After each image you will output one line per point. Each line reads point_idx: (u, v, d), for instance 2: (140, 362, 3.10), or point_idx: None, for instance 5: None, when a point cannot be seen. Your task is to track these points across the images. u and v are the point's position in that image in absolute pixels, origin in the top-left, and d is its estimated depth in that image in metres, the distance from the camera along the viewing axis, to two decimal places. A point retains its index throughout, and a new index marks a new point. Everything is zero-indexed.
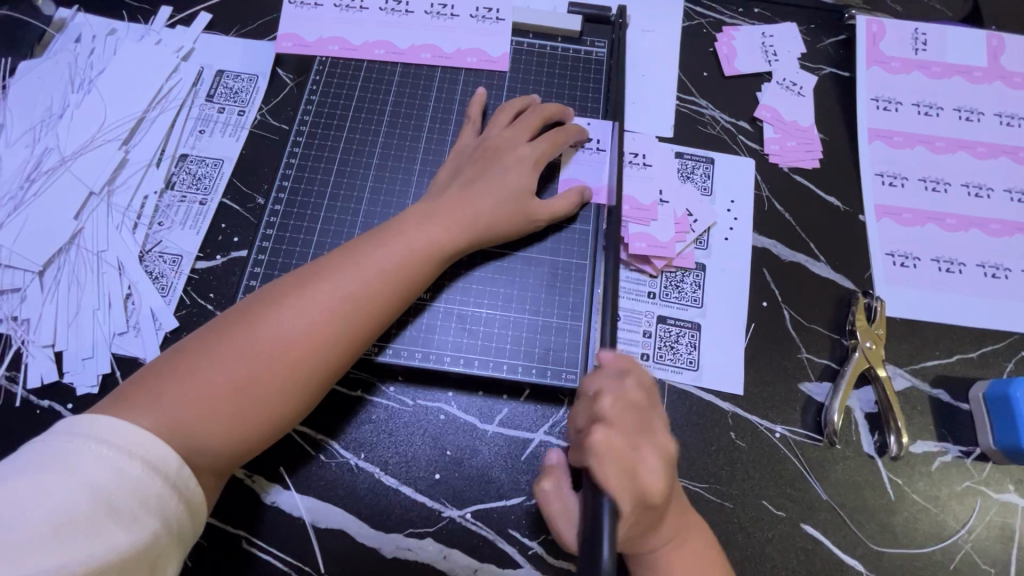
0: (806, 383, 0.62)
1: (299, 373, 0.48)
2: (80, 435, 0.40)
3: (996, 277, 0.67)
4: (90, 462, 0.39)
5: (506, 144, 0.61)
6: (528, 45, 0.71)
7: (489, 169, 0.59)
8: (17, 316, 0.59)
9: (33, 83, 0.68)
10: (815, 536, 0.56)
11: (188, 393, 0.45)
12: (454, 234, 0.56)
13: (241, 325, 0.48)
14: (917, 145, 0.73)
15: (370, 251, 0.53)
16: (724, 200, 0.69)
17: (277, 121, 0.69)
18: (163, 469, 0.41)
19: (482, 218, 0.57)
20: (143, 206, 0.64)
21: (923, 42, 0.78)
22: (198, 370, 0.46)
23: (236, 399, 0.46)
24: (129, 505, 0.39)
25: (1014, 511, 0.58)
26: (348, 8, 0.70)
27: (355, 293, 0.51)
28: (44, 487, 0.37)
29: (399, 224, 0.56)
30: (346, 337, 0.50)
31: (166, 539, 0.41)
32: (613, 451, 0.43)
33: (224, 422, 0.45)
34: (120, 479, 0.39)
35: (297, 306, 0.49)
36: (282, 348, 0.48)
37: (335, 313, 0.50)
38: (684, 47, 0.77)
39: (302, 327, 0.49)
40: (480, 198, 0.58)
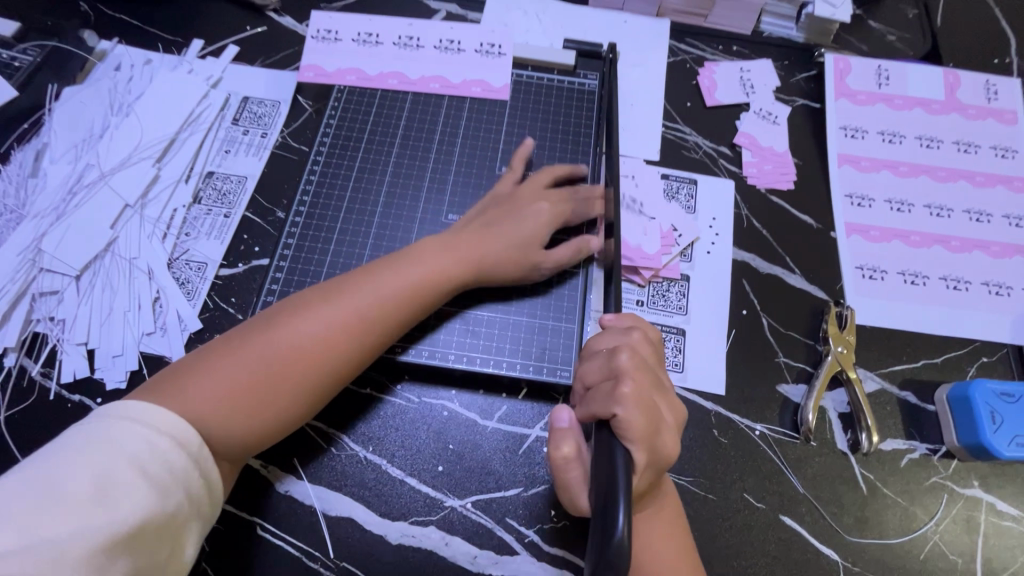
0: (784, 386, 0.67)
1: (312, 379, 0.53)
2: (120, 416, 0.45)
3: (958, 289, 0.73)
4: (128, 438, 0.44)
5: (526, 198, 0.67)
6: (526, 76, 0.78)
7: (506, 217, 0.65)
8: (54, 316, 0.64)
9: (76, 106, 0.74)
10: (793, 527, 0.60)
11: (210, 389, 0.49)
12: (465, 266, 0.61)
13: (263, 331, 0.53)
14: (883, 169, 0.80)
15: (387, 274, 0.58)
16: (707, 217, 0.75)
17: (297, 142, 0.75)
18: (188, 447, 0.46)
19: (494, 255, 0.63)
20: (172, 218, 0.69)
21: (886, 77, 0.86)
22: (220, 369, 0.51)
23: (251, 398, 0.50)
24: (161, 474, 0.44)
25: (979, 505, 0.62)
26: (364, 42, 0.78)
27: (370, 311, 0.56)
28: (90, 457, 0.42)
29: (414, 251, 0.61)
30: (358, 350, 0.55)
31: (186, 510, 0.45)
32: (639, 401, 0.45)
33: (239, 418, 0.50)
34: (153, 452, 0.44)
35: (317, 319, 0.54)
36: (296, 354, 0.52)
37: (351, 327, 0.55)
38: (669, 80, 0.85)
39: (319, 339, 0.53)
40: (493, 239, 0.63)
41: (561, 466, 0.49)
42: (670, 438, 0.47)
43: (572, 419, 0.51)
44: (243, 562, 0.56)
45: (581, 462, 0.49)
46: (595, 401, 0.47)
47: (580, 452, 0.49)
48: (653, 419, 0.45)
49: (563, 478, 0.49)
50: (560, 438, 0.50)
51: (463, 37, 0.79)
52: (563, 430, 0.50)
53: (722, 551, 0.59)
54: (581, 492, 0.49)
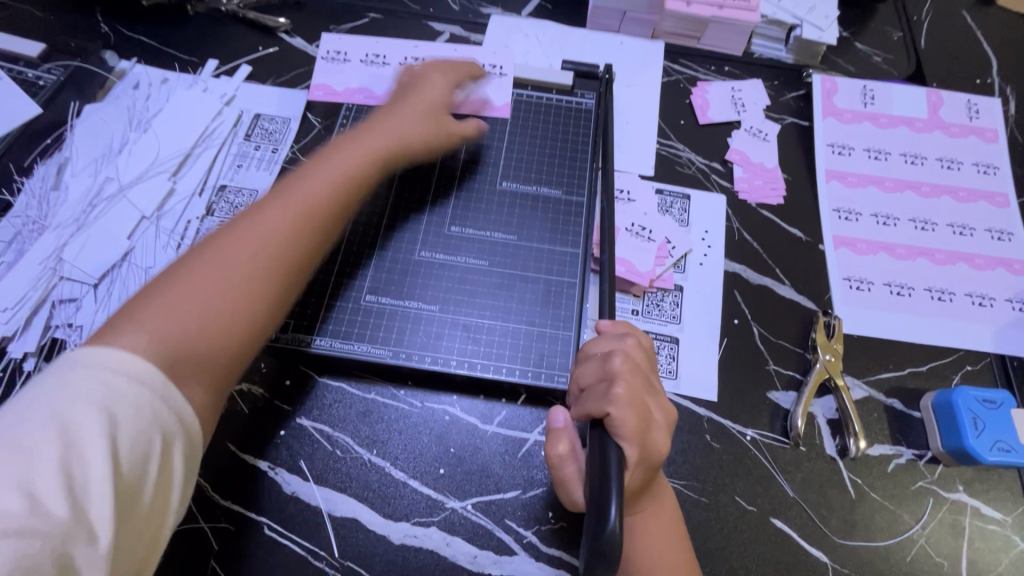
0: (774, 392, 0.69)
1: (267, 271, 0.55)
2: (73, 360, 0.44)
3: (942, 300, 0.75)
4: (83, 379, 0.42)
5: (412, 82, 0.76)
6: (526, 95, 0.82)
7: (406, 98, 0.74)
8: (72, 322, 0.67)
9: (96, 122, 0.78)
10: (783, 529, 0.62)
11: (164, 306, 0.50)
12: (393, 130, 0.70)
13: (208, 251, 0.54)
14: (869, 185, 0.83)
15: (310, 170, 0.63)
16: (699, 230, 0.78)
17: (306, 157, 0.78)
18: (148, 379, 0.44)
19: (409, 124, 0.71)
20: (186, 229, 0.72)
21: (871, 97, 0.89)
22: (169, 291, 0.51)
23: (210, 301, 0.51)
24: (124, 411, 0.42)
25: (964, 508, 0.64)
26: (372, 63, 0.82)
27: (305, 197, 0.60)
28: (48, 403, 0.41)
29: (332, 150, 0.66)
30: (304, 226, 0.58)
31: (159, 441, 0.43)
32: (631, 402, 0.48)
33: (203, 323, 0.50)
34: (111, 391, 0.42)
35: (255, 225, 0.57)
36: (250, 257, 0.55)
37: (291, 215, 0.58)
38: (663, 100, 0.88)
39: (262, 235, 0.56)
40: (405, 112, 0.72)
41: (556, 463, 0.51)
42: (663, 438, 0.49)
43: (568, 419, 0.54)
44: (251, 561, 0.58)
45: (576, 459, 0.52)
46: (589, 403, 0.50)
47: (575, 451, 0.52)
48: (644, 418, 0.48)
49: (558, 475, 0.51)
50: (556, 437, 0.52)
51: (467, 58, 0.83)
52: (558, 430, 0.53)
53: (714, 551, 0.61)
54: (576, 489, 0.51)
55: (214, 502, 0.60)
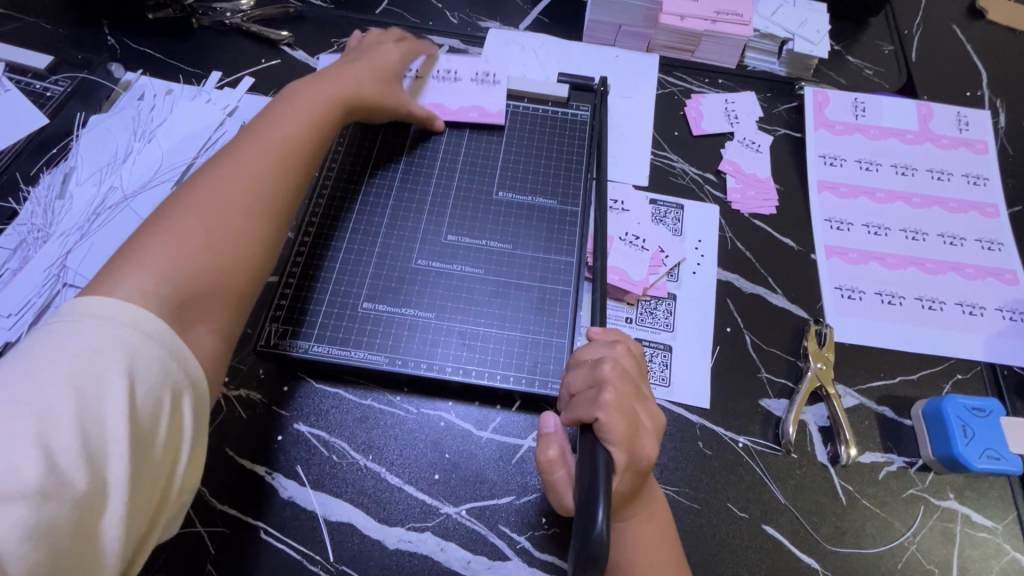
0: (765, 400, 0.70)
1: (257, 205, 0.57)
2: (82, 317, 0.44)
3: (933, 309, 0.76)
4: (94, 338, 0.43)
5: (362, 49, 0.78)
6: (523, 107, 0.84)
7: (358, 58, 0.76)
8: None
9: (102, 132, 0.79)
10: (775, 536, 0.62)
11: (161, 245, 0.51)
12: (351, 80, 0.72)
13: (188, 201, 0.55)
14: (861, 196, 0.84)
15: (279, 115, 0.65)
16: (692, 240, 0.79)
17: None
18: (159, 336, 0.45)
19: (371, 79, 0.74)
20: None
21: (863, 109, 0.91)
22: (161, 231, 0.52)
23: (208, 236, 0.53)
24: (137, 366, 0.43)
25: (954, 516, 0.64)
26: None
27: (282, 138, 0.62)
28: (57, 358, 0.41)
29: (289, 97, 0.67)
30: (287, 168, 0.60)
31: (170, 400, 0.44)
32: (621, 407, 0.49)
33: (205, 257, 0.52)
34: (123, 347, 0.43)
35: (236, 166, 0.58)
36: (232, 200, 0.56)
37: (272, 155, 0.60)
38: (658, 112, 0.90)
39: (244, 173, 0.58)
40: (361, 67, 0.74)
41: (546, 468, 0.52)
42: (651, 443, 0.50)
43: (558, 424, 0.55)
44: (247, 565, 0.59)
45: (566, 464, 0.53)
46: (579, 408, 0.51)
47: (565, 456, 0.53)
48: (633, 424, 0.49)
49: (548, 479, 0.52)
50: (546, 442, 0.53)
51: (460, 67, 0.85)
52: (549, 434, 0.54)
53: (706, 557, 0.61)
54: (566, 493, 0.52)
55: (211, 507, 0.61)
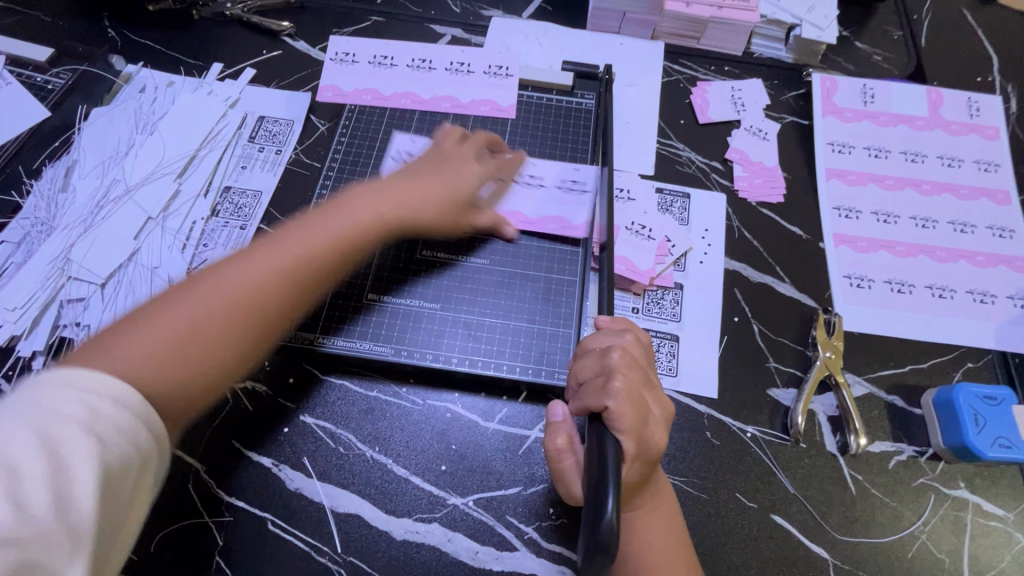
0: (774, 389, 0.69)
1: (252, 316, 0.52)
2: (50, 380, 0.41)
3: (944, 297, 0.76)
4: (60, 401, 0.39)
5: (454, 156, 0.70)
6: (527, 96, 0.83)
7: (443, 169, 0.68)
8: (79, 322, 0.67)
9: (104, 125, 0.79)
10: (784, 526, 0.62)
11: (145, 333, 0.47)
12: (401, 218, 0.63)
13: (193, 287, 0.51)
14: (869, 183, 0.83)
15: (314, 221, 0.59)
16: (699, 229, 0.78)
17: (309, 159, 0.79)
18: (122, 395, 0.42)
19: (428, 209, 0.65)
20: (191, 230, 0.73)
21: (871, 95, 0.89)
22: (154, 317, 0.49)
23: (181, 338, 0.48)
24: (107, 418, 0.40)
25: (965, 505, 0.64)
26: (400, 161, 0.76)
27: (296, 253, 0.55)
28: (20, 417, 0.38)
29: (346, 199, 0.62)
30: (288, 291, 0.54)
31: (138, 467, 0.41)
32: (631, 397, 0.48)
33: (180, 359, 0.48)
34: (88, 403, 0.40)
35: (243, 262, 0.53)
36: (225, 300, 0.51)
37: (278, 264, 0.54)
38: (663, 100, 0.89)
39: (256, 275, 0.53)
40: (426, 193, 0.65)
41: (555, 456, 0.52)
42: (660, 432, 0.50)
43: (566, 413, 0.55)
44: (254, 556, 0.59)
45: (574, 452, 0.52)
46: (587, 397, 0.50)
47: (573, 445, 0.52)
48: (643, 413, 0.48)
49: (556, 468, 0.52)
50: (554, 431, 0.53)
51: (473, 60, 0.84)
52: (556, 423, 0.53)
53: (715, 547, 0.61)
54: (574, 482, 0.52)
55: (218, 498, 0.61)
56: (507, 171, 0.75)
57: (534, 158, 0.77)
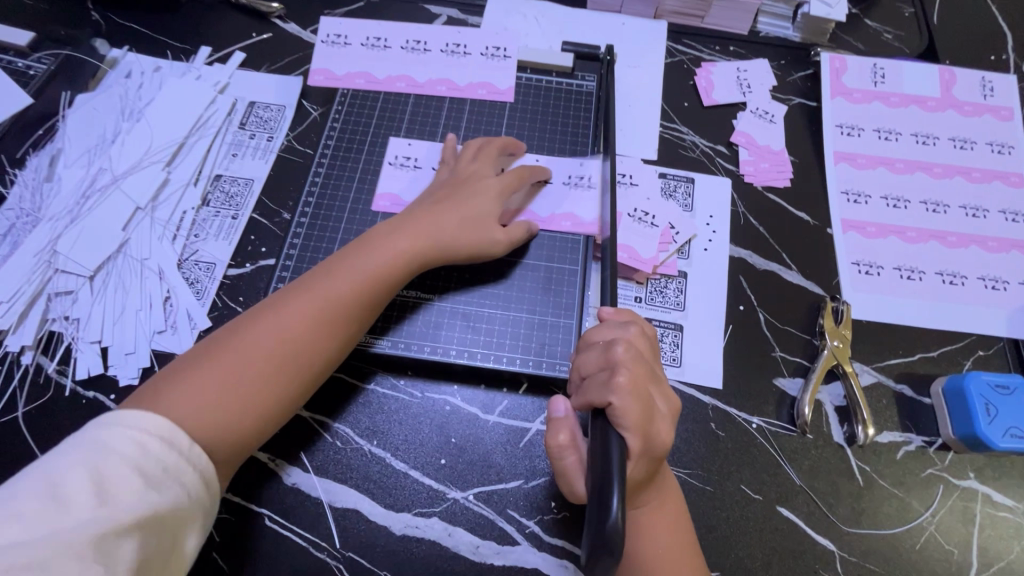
0: (780, 379, 0.68)
1: (280, 364, 0.55)
2: (106, 422, 0.47)
3: (954, 284, 0.74)
4: (121, 445, 0.46)
5: (472, 176, 0.68)
6: (526, 79, 0.80)
7: (462, 194, 0.66)
8: (69, 315, 0.66)
9: (89, 112, 0.77)
10: (790, 518, 0.61)
11: (187, 386, 0.52)
12: (421, 247, 0.62)
13: (229, 339, 0.55)
14: (879, 166, 0.81)
15: (338, 265, 0.60)
16: (704, 215, 0.76)
17: (302, 145, 0.77)
18: (176, 446, 0.48)
19: (446, 233, 0.63)
20: (181, 220, 0.71)
21: (882, 75, 0.86)
22: (195, 368, 0.53)
23: (218, 391, 0.52)
24: (155, 470, 0.46)
25: (975, 495, 0.63)
26: (403, 166, 0.73)
27: (321, 301, 0.57)
28: (88, 457, 0.44)
29: (369, 238, 0.63)
30: (314, 338, 0.56)
31: (183, 512, 0.47)
32: (636, 393, 0.46)
33: (216, 411, 0.51)
34: (143, 452, 0.46)
35: (276, 311, 0.57)
36: (255, 350, 0.54)
37: (305, 314, 0.57)
38: (667, 81, 0.86)
39: (283, 324, 0.56)
40: (443, 217, 0.64)
41: (557, 453, 0.50)
42: (666, 429, 0.48)
43: (568, 409, 0.53)
44: (251, 552, 0.58)
45: (577, 449, 0.51)
46: (591, 392, 0.48)
47: (576, 441, 0.51)
48: (649, 409, 0.46)
49: (559, 465, 0.50)
50: (556, 427, 0.51)
51: (470, 40, 0.81)
52: (559, 419, 0.52)
53: (719, 540, 0.60)
54: (578, 481, 0.50)
55: None
56: (530, 181, 0.70)
57: (530, 154, 0.74)
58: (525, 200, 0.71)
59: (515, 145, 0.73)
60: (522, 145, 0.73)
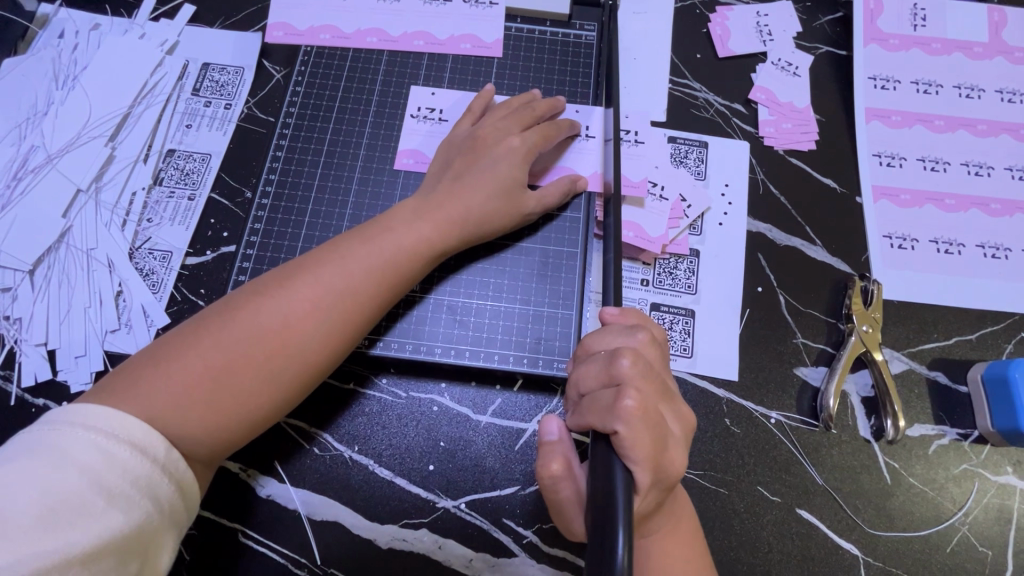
0: (801, 368, 0.61)
1: (283, 354, 0.47)
2: (65, 423, 0.39)
3: (997, 257, 0.66)
4: (80, 451, 0.38)
5: (496, 134, 0.59)
6: (516, 29, 0.70)
7: (480, 162, 0.58)
8: (10, 315, 0.59)
9: (17, 80, 0.67)
10: (811, 521, 0.56)
11: (170, 375, 0.44)
12: (447, 234, 0.55)
13: (224, 318, 0.47)
14: (916, 125, 0.72)
15: (354, 245, 0.52)
16: (719, 184, 0.68)
17: (264, 113, 0.68)
18: (151, 452, 0.40)
19: (474, 215, 0.56)
20: (131, 203, 0.63)
21: (922, 17, 0.76)
22: (182, 353, 0.45)
23: (209, 383, 0.44)
24: (122, 486, 0.38)
25: (1012, 493, 0.58)
26: (425, 119, 0.65)
27: (337, 291, 0.49)
28: (37, 467, 0.36)
29: (387, 219, 0.54)
30: (328, 335, 0.48)
31: (150, 537, 0.39)
32: (644, 415, 0.41)
33: (205, 405, 0.44)
34: (109, 461, 0.38)
35: (282, 296, 0.48)
36: (256, 337, 0.46)
37: (319, 306, 0.48)
38: (677, 30, 0.75)
39: (289, 309, 0.47)
40: (470, 193, 0.56)
41: (550, 485, 0.44)
42: (677, 453, 0.43)
43: (563, 431, 0.47)
44: (226, 569, 0.53)
45: (573, 478, 0.45)
46: (590, 412, 0.43)
47: (571, 469, 0.45)
48: (658, 434, 0.41)
49: (555, 498, 0.45)
50: (548, 453, 0.45)
51: None
52: (551, 443, 0.46)
53: (734, 547, 0.55)
54: (575, 512, 0.45)
55: None
56: (558, 139, 0.61)
57: (570, 105, 0.66)
58: (554, 156, 0.63)
59: (552, 99, 0.63)
60: (562, 101, 0.64)
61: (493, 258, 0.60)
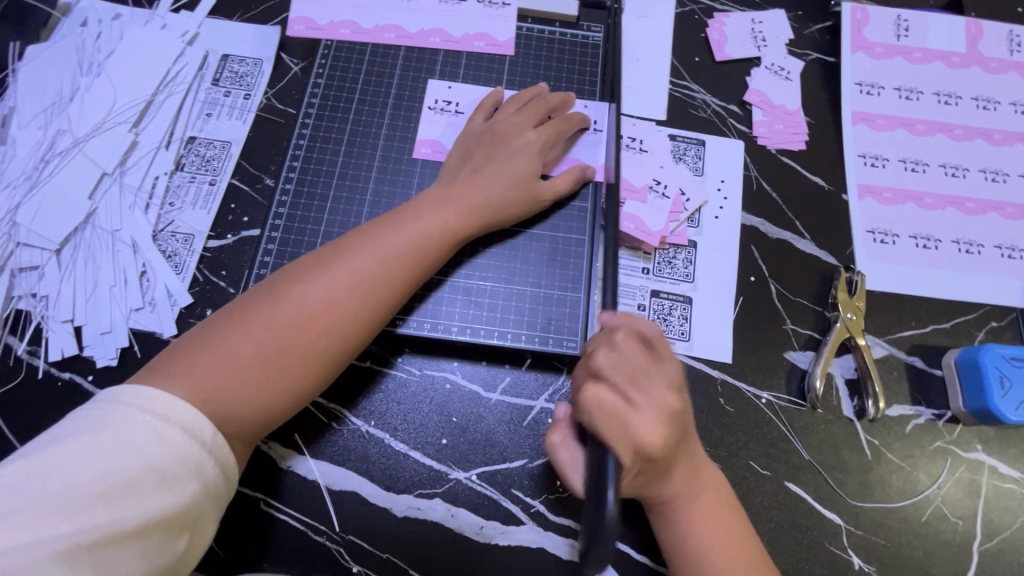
0: (790, 352, 0.66)
1: (324, 337, 0.50)
2: (124, 404, 0.42)
3: (970, 253, 0.71)
4: (136, 432, 0.41)
5: (513, 129, 0.63)
6: (526, 29, 0.73)
7: (499, 154, 0.61)
8: (36, 293, 0.62)
9: (42, 66, 0.69)
10: (798, 493, 0.60)
11: (220, 357, 0.47)
12: (467, 219, 0.58)
13: (268, 303, 0.50)
14: (898, 128, 0.76)
15: (386, 232, 0.55)
16: (715, 180, 0.72)
17: (282, 104, 0.70)
18: (199, 435, 0.43)
19: (493, 204, 0.59)
20: (154, 186, 0.66)
21: (905, 28, 0.81)
22: (231, 337, 0.48)
23: (258, 365, 0.47)
24: (173, 468, 0.41)
25: (981, 468, 0.62)
26: (443, 111, 0.68)
27: (373, 277, 0.52)
28: (98, 444, 0.39)
29: (414, 207, 0.57)
30: (366, 317, 0.52)
31: (197, 515, 0.42)
32: (607, 402, 0.47)
33: (256, 387, 0.47)
34: (162, 442, 0.41)
35: (323, 281, 0.51)
36: (301, 320, 0.49)
37: (358, 290, 0.51)
38: (677, 34, 0.79)
39: (329, 295, 0.50)
40: (490, 183, 0.60)
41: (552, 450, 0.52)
42: (647, 424, 0.47)
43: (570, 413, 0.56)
44: (248, 536, 0.56)
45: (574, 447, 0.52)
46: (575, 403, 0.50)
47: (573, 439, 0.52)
48: (628, 414, 0.47)
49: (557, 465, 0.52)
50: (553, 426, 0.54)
51: None
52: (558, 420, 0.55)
53: None
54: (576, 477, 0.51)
55: None
56: (568, 134, 0.65)
57: (579, 101, 0.69)
58: (567, 148, 0.66)
59: (564, 94, 0.67)
60: (572, 97, 0.67)
61: (507, 241, 0.64)
